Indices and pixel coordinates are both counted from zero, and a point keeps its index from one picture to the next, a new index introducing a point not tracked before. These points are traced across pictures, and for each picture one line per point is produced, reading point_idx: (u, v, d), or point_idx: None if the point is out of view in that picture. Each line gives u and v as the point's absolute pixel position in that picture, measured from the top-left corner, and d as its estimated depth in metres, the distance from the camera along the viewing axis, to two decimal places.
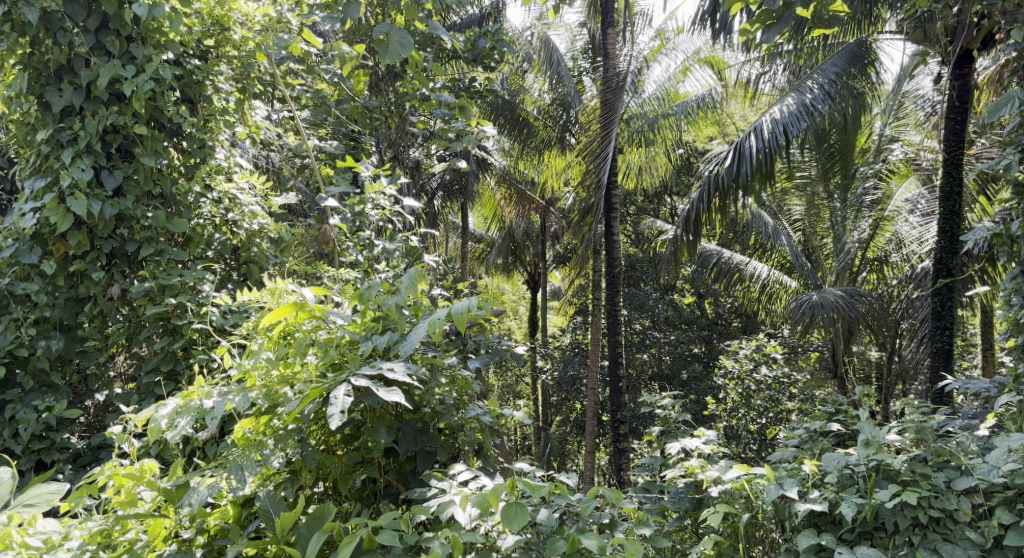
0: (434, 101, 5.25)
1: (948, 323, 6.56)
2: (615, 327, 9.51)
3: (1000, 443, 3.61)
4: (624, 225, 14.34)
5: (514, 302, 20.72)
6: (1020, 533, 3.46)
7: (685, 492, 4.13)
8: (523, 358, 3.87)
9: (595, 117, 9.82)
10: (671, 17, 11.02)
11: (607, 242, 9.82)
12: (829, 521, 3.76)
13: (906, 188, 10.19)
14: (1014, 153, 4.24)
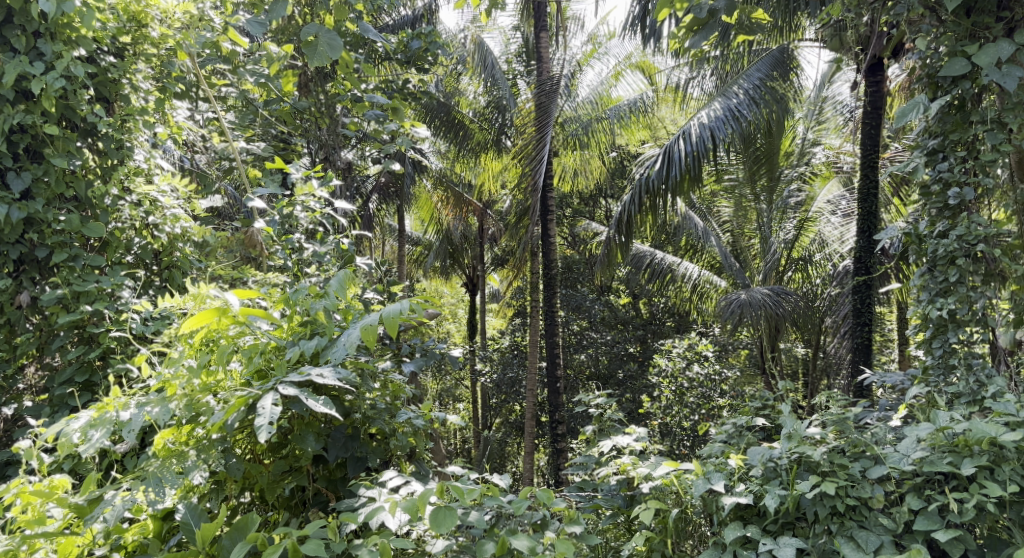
0: (364, 102, 5.23)
1: (868, 319, 6.80)
2: (552, 329, 9.55)
3: (910, 433, 3.76)
4: (560, 227, 14.48)
5: (453, 305, 20.68)
6: (928, 518, 3.61)
7: (617, 490, 4.20)
8: (459, 361, 3.88)
9: (530, 121, 9.87)
10: (602, 23, 11.17)
11: (543, 245, 9.86)
12: (754, 513, 3.85)
13: (827, 191, 10.41)
14: (920, 156, 4.39)
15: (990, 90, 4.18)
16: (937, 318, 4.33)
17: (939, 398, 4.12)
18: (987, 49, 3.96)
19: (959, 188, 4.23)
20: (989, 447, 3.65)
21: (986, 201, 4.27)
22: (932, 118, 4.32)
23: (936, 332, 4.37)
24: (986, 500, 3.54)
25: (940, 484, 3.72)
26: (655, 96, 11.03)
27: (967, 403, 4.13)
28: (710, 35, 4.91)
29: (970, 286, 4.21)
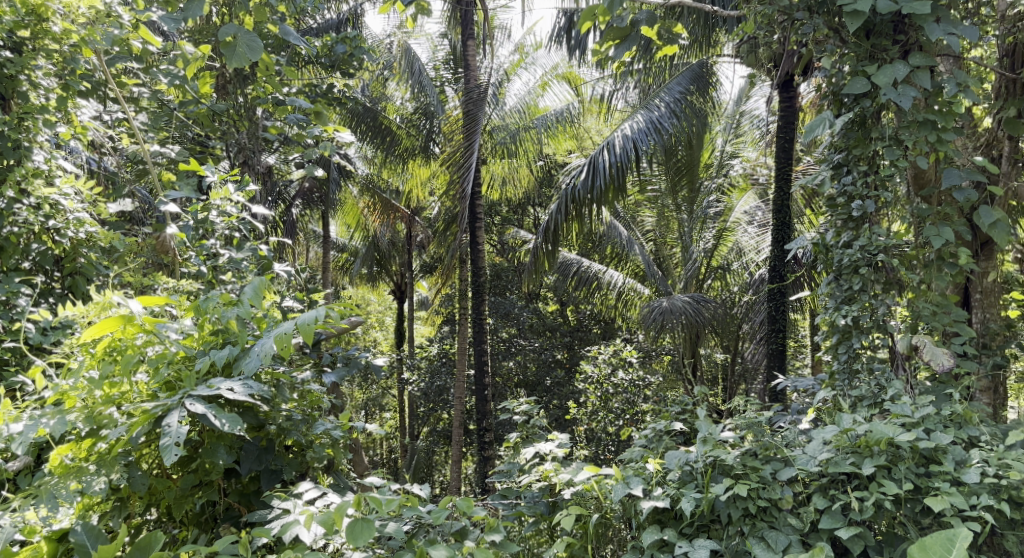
0: (286, 106, 5.16)
1: (782, 325, 7.04)
2: (480, 337, 9.58)
3: (816, 435, 3.90)
4: (489, 235, 14.54)
5: (380, 313, 20.62)
6: (831, 517, 3.70)
7: (539, 497, 4.24)
8: (382, 371, 3.85)
9: (457, 129, 9.93)
10: (528, 33, 11.34)
11: (471, 252, 9.88)
12: (672, 517, 3.92)
13: (745, 201, 10.64)
14: (827, 170, 4.60)
15: (889, 108, 4.36)
16: (842, 325, 4.48)
17: (843, 401, 4.28)
18: (884, 70, 4.17)
19: (862, 201, 4.42)
20: (887, 447, 3.78)
21: (886, 212, 4.45)
22: (837, 133, 4.51)
23: (842, 338, 4.52)
24: (884, 498, 3.65)
25: (843, 483, 3.84)
26: (581, 106, 11.18)
27: (868, 406, 4.28)
28: (631, 48, 5.02)
29: (872, 294, 4.40)
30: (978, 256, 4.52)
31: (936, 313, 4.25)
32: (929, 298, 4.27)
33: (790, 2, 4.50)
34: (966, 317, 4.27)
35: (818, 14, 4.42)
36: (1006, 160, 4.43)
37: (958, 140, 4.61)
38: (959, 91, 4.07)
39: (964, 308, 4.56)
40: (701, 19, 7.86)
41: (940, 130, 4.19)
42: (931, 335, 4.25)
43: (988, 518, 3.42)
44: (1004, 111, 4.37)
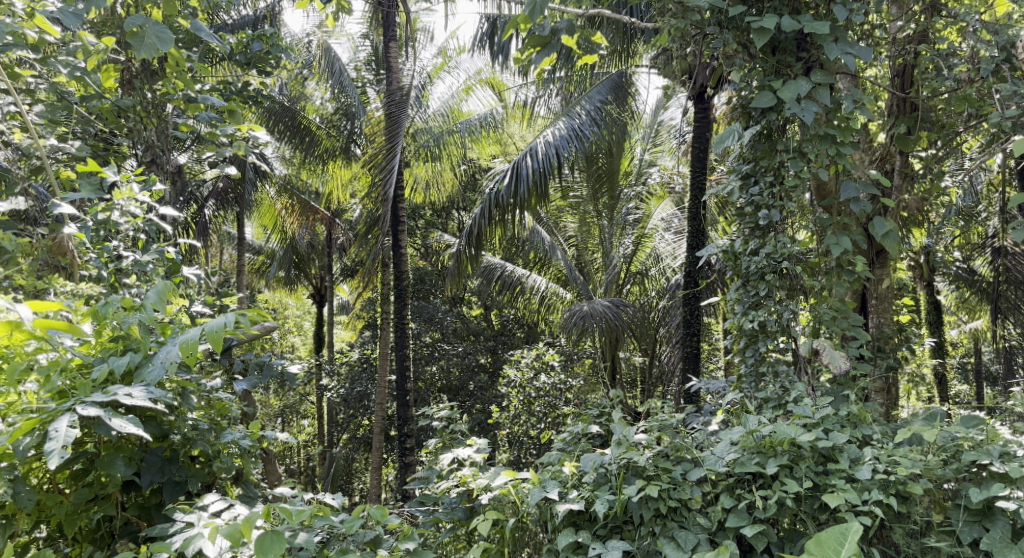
0: (198, 102, 4.99)
1: (696, 329, 7.34)
2: (402, 342, 9.52)
3: (724, 436, 3.99)
4: (412, 238, 14.36)
5: (298, 317, 20.34)
6: (738, 515, 3.79)
7: (458, 503, 4.19)
8: (296, 379, 3.83)
9: (380, 131, 9.97)
10: (452, 37, 11.37)
11: (394, 256, 9.82)
12: (586, 518, 3.97)
13: (663, 209, 10.86)
14: (736, 180, 4.68)
15: (794, 121, 4.49)
16: (749, 329, 4.56)
17: (749, 403, 4.34)
18: (789, 86, 4.31)
19: (768, 210, 4.51)
20: (789, 447, 3.90)
21: (790, 221, 4.57)
22: (746, 144, 4.61)
23: (749, 342, 4.59)
24: (786, 496, 3.75)
25: (748, 483, 3.93)
26: (504, 111, 11.21)
27: (773, 408, 4.35)
28: (549, 55, 5.07)
29: (776, 299, 4.50)
30: (872, 265, 4.80)
31: (836, 317, 4.44)
32: (830, 303, 4.46)
33: (703, 15, 4.50)
34: (861, 322, 4.47)
35: (728, 29, 4.47)
36: (899, 173, 4.67)
37: (855, 154, 4.83)
38: (856, 108, 4.28)
39: (863, 313, 4.77)
40: (620, 30, 8.11)
41: (839, 144, 4.38)
42: (831, 339, 4.46)
43: (878, 511, 3.43)
44: (894, 128, 4.62)
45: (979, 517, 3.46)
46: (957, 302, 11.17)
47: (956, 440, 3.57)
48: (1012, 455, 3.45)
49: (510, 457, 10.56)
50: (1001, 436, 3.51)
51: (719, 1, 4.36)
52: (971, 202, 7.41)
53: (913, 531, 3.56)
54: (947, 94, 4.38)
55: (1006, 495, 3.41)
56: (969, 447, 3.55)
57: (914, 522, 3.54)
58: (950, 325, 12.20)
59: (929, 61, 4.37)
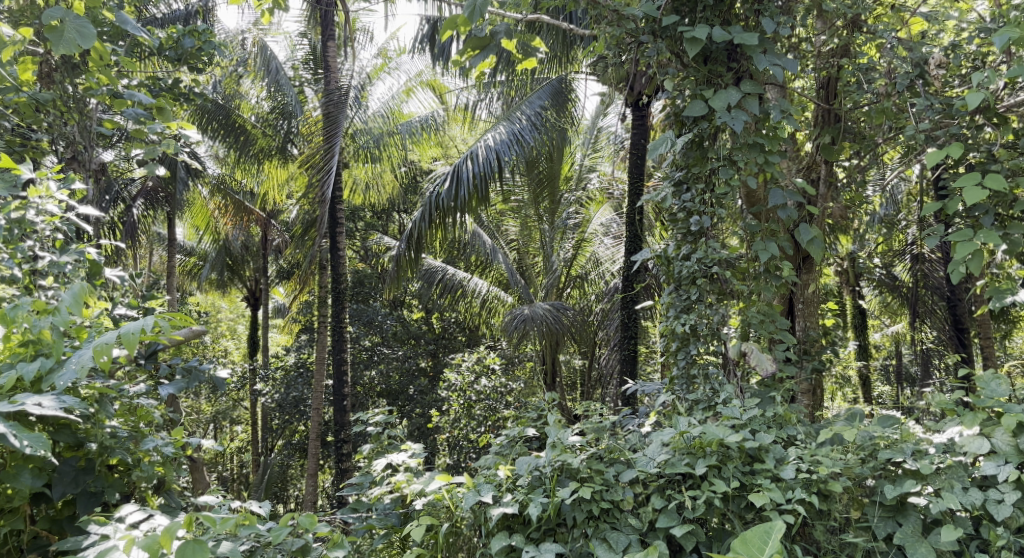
0: (124, 98, 4.73)
1: (633, 332, 7.43)
2: (339, 346, 9.39)
3: (655, 437, 3.92)
4: (351, 240, 14.29)
5: (231, 320, 20.01)
6: (668, 516, 3.71)
7: (391, 509, 4.11)
8: (224, 383, 3.69)
9: (318, 130, 9.85)
10: (392, 38, 11.34)
11: (332, 259, 9.72)
12: (520, 521, 3.85)
13: (602, 213, 11.18)
14: (668, 187, 4.79)
15: (724, 129, 4.59)
16: (681, 332, 4.63)
17: (681, 405, 4.40)
18: (720, 95, 4.41)
19: (699, 216, 4.60)
20: (718, 447, 3.85)
21: (720, 227, 4.67)
22: (678, 152, 4.71)
23: (681, 345, 4.67)
24: (714, 496, 3.71)
25: (679, 484, 3.88)
26: (445, 114, 11.23)
27: (703, 409, 4.43)
28: (487, 58, 4.97)
29: (708, 303, 4.60)
30: (799, 270, 4.96)
31: (764, 321, 4.53)
32: (759, 307, 4.54)
33: (637, 24, 4.52)
34: (787, 326, 4.59)
35: (662, 38, 4.50)
36: (825, 182, 4.85)
37: (783, 162, 4.97)
38: (782, 118, 4.41)
39: (789, 317, 4.92)
40: (559, 37, 8.28)
41: (768, 152, 4.51)
42: (758, 342, 4.57)
43: (800, 509, 3.52)
44: (819, 139, 4.80)
45: (894, 512, 3.59)
46: (880, 308, 11.53)
47: (873, 439, 3.70)
48: (923, 453, 3.60)
49: (449, 461, 10.52)
50: (914, 434, 3.64)
51: (654, 10, 4.41)
52: (892, 210, 7.66)
53: (833, 527, 3.66)
54: (867, 105, 4.54)
55: (918, 491, 3.54)
56: (884, 446, 3.67)
57: (834, 519, 3.65)
58: (874, 329, 12.60)
59: (851, 73, 4.52)
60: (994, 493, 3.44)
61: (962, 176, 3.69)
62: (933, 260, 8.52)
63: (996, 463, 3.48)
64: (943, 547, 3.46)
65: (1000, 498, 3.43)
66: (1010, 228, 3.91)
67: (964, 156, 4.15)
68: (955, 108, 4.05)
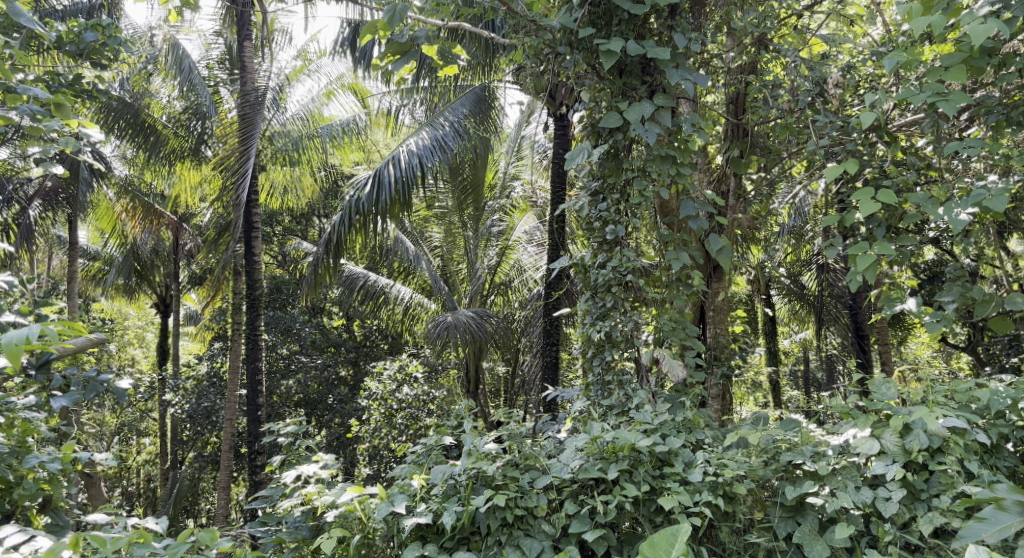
0: (18, 94, 4.48)
1: (556, 339, 7.55)
2: (255, 354, 9.18)
3: (569, 443, 3.93)
4: (269, 245, 14.08)
5: (139, 327, 19.38)
6: (580, 521, 3.76)
7: (301, 521, 3.94)
8: (124, 393, 3.68)
9: (232, 132, 9.67)
10: (313, 39, 11.17)
11: (246, 264, 9.53)
12: (433, 531, 3.83)
13: (524, 222, 11.07)
14: (586, 196, 4.85)
15: (638, 141, 4.71)
16: (596, 339, 4.68)
17: (595, 411, 4.48)
18: (633, 108, 4.52)
19: (614, 225, 4.69)
20: (630, 452, 3.87)
21: (634, 236, 4.76)
22: (595, 161, 4.77)
23: (596, 351, 4.71)
24: (625, 500, 3.74)
25: (591, 489, 3.90)
26: (367, 118, 10.96)
27: (617, 414, 4.52)
28: (408, 64, 4.94)
29: (622, 310, 4.66)
30: (709, 279, 5.12)
31: (675, 328, 4.69)
32: (670, 314, 4.71)
33: (554, 35, 4.58)
34: (696, 333, 4.74)
35: (578, 50, 4.57)
36: (733, 195, 5.06)
37: (695, 174, 5.14)
38: (694, 132, 4.58)
39: (699, 324, 5.14)
40: (482, 45, 8.37)
41: (680, 164, 4.66)
42: (670, 348, 4.67)
43: (707, 512, 3.62)
44: (727, 152, 5.02)
45: (793, 512, 3.74)
46: (788, 315, 11.87)
47: (776, 442, 3.82)
48: (821, 455, 3.74)
49: (367, 471, 10.40)
50: (813, 437, 3.79)
51: (570, 22, 4.47)
52: (798, 221, 7.92)
53: (737, 529, 3.78)
54: (773, 121, 4.75)
55: (816, 491, 3.69)
56: (786, 448, 3.80)
57: (738, 520, 3.77)
58: (783, 335, 12.97)
59: (757, 90, 4.74)
60: (883, 492, 3.61)
61: (858, 190, 3.91)
62: (837, 270, 8.82)
63: (885, 462, 3.66)
64: (837, 544, 3.62)
65: (888, 496, 3.61)
66: (900, 240, 4.13)
67: (860, 171, 4.34)
68: (852, 126, 4.27)
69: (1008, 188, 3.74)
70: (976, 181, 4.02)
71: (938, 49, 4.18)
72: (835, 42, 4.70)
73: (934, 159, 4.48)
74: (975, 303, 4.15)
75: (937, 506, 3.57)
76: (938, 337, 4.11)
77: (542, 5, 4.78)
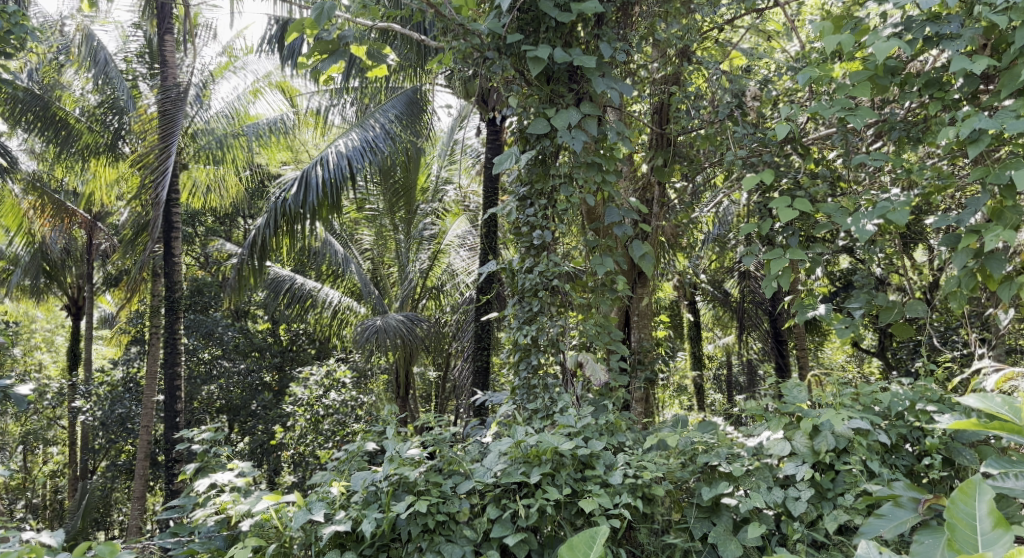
0: None
1: (486, 343, 7.57)
2: (173, 357, 8.96)
3: (492, 447, 3.93)
4: (191, 246, 13.80)
5: (47, 332, 18.67)
6: (501, 525, 3.77)
7: (216, 530, 3.85)
8: (24, 400, 3.58)
9: (152, 127, 9.43)
10: (239, 36, 10.95)
11: (165, 264, 9.26)
12: (352, 539, 3.81)
13: (456, 225, 11.13)
14: (514, 202, 4.86)
15: (565, 147, 4.75)
16: (523, 343, 4.70)
17: (520, 415, 4.50)
18: (560, 114, 4.58)
19: (541, 231, 4.72)
20: (553, 455, 3.89)
21: (561, 241, 4.82)
22: (522, 167, 4.80)
23: (522, 356, 4.73)
24: (547, 504, 3.76)
25: (514, 493, 3.91)
26: (295, 118, 10.83)
27: (542, 419, 4.54)
28: (336, 64, 4.89)
29: (549, 315, 4.69)
30: (634, 285, 5.21)
31: (600, 332, 4.75)
32: (596, 319, 4.76)
33: (481, 40, 4.58)
34: (620, 337, 4.81)
35: (506, 55, 4.59)
36: (658, 202, 5.15)
37: (620, 182, 5.24)
38: (619, 140, 4.66)
39: (624, 329, 5.21)
40: (413, 47, 8.33)
41: (605, 171, 4.72)
42: (594, 353, 4.70)
43: (626, 514, 3.67)
44: (652, 161, 5.12)
45: (708, 513, 3.83)
46: (713, 320, 12.07)
47: (693, 444, 3.90)
48: (736, 457, 3.83)
49: (291, 478, 10.25)
50: (729, 439, 3.88)
51: (499, 27, 4.46)
52: (721, 229, 8.06)
53: (655, 530, 3.86)
54: (695, 131, 4.89)
55: (730, 492, 3.78)
56: (703, 450, 3.88)
57: (656, 521, 3.85)
58: (708, 340, 13.17)
59: (680, 100, 4.85)
60: (793, 491, 3.73)
61: (774, 198, 4.05)
62: (758, 278, 9.02)
63: (796, 463, 3.77)
64: (749, 543, 3.71)
65: (798, 495, 3.72)
66: (812, 249, 4.26)
67: (776, 181, 4.47)
68: (768, 137, 4.41)
69: (909, 201, 3.91)
70: (882, 194, 4.18)
71: (847, 67, 4.35)
72: (755, 56, 4.85)
73: (844, 171, 4.65)
74: (879, 310, 4.29)
75: (842, 504, 3.70)
76: (847, 342, 4.25)
77: (470, 10, 4.75)
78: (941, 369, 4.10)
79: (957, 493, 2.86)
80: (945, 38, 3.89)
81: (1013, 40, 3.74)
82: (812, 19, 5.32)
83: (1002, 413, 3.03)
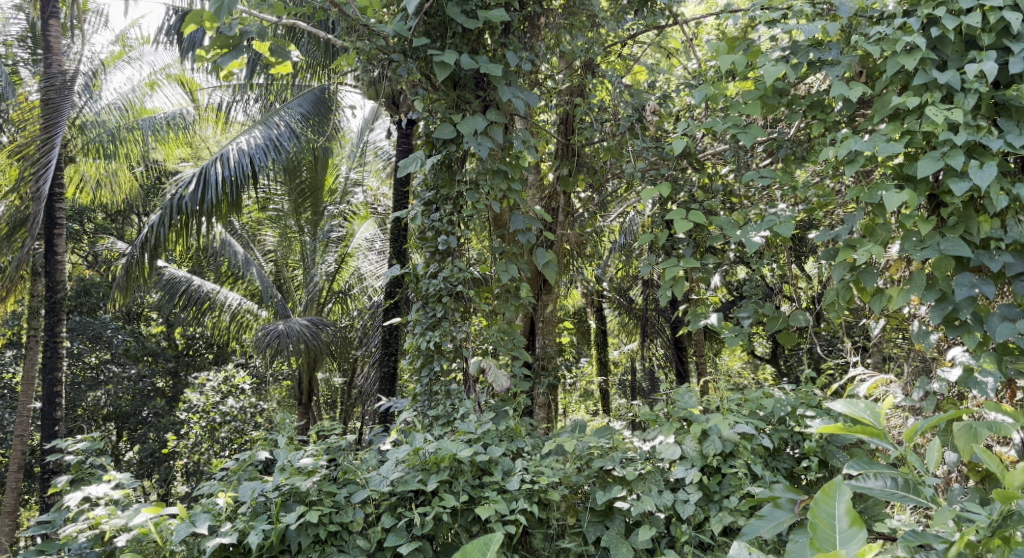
0: None
1: (394, 349, 7.52)
2: (53, 362, 8.60)
3: (389, 455, 3.92)
4: (79, 244, 13.29)
5: None
6: (396, 534, 3.78)
7: (88, 546, 3.73)
8: None
9: (33, 117, 9.06)
10: (133, 24, 10.59)
11: (47, 261, 8.89)
12: (239, 551, 3.76)
13: (365, 229, 11.07)
14: (418, 206, 4.85)
15: (470, 153, 4.79)
16: (426, 349, 4.70)
17: (420, 421, 4.51)
18: (466, 121, 4.60)
19: (446, 236, 4.74)
20: (451, 462, 3.91)
21: (465, 248, 4.86)
22: (428, 171, 4.81)
23: (424, 361, 4.73)
24: (443, 511, 3.78)
25: (410, 500, 3.92)
26: (196, 113, 10.41)
27: (443, 425, 4.57)
28: (237, 59, 4.78)
29: (452, 321, 4.71)
30: (539, 292, 5.30)
31: (502, 339, 4.80)
32: (499, 326, 4.81)
33: (387, 41, 4.54)
34: (523, 344, 4.87)
35: (413, 58, 4.57)
36: (563, 211, 5.29)
37: (527, 189, 5.31)
38: (524, 148, 4.73)
39: (526, 336, 5.28)
40: (320, 46, 8.30)
41: (510, 179, 4.79)
42: (494, 359, 4.75)
43: (521, 520, 3.73)
44: (558, 170, 5.21)
45: (601, 517, 3.93)
46: (618, 326, 12.32)
47: (590, 449, 4.00)
48: (629, 461, 3.95)
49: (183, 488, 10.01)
50: (623, 443, 4.00)
51: (405, 30, 4.45)
52: (625, 238, 8.24)
53: (549, 535, 3.95)
54: (598, 142, 5.07)
55: (623, 496, 3.89)
56: (598, 455, 3.99)
57: (551, 526, 3.94)
58: (614, 346, 13.42)
59: (584, 112, 4.98)
60: (682, 494, 3.84)
61: (670, 210, 4.17)
62: (658, 286, 9.26)
63: (685, 467, 3.89)
64: (639, 546, 3.82)
65: (686, 499, 3.83)
66: (705, 259, 4.42)
67: (674, 194, 4.61)
68: (666, 151, 4.55)
69: (793, 216, 4.09)
70: (770, 208, 4.36)
71: (741, 85, 4.52)
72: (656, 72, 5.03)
73: (736, 186, 4.84)
74: (767, 319, 4.47)
75: (726, 506, 3.85)
76: (737, 351, 4.40)
77: (375, 11, 4.72)
78: (822, 377, 4.31)
79: (820, 494, 3.00)
80: (827, 63, 4.12)
81: (885, 68, 3.98)
82: (709, 37, 5.53)
83: (864, 417, 3.19)
